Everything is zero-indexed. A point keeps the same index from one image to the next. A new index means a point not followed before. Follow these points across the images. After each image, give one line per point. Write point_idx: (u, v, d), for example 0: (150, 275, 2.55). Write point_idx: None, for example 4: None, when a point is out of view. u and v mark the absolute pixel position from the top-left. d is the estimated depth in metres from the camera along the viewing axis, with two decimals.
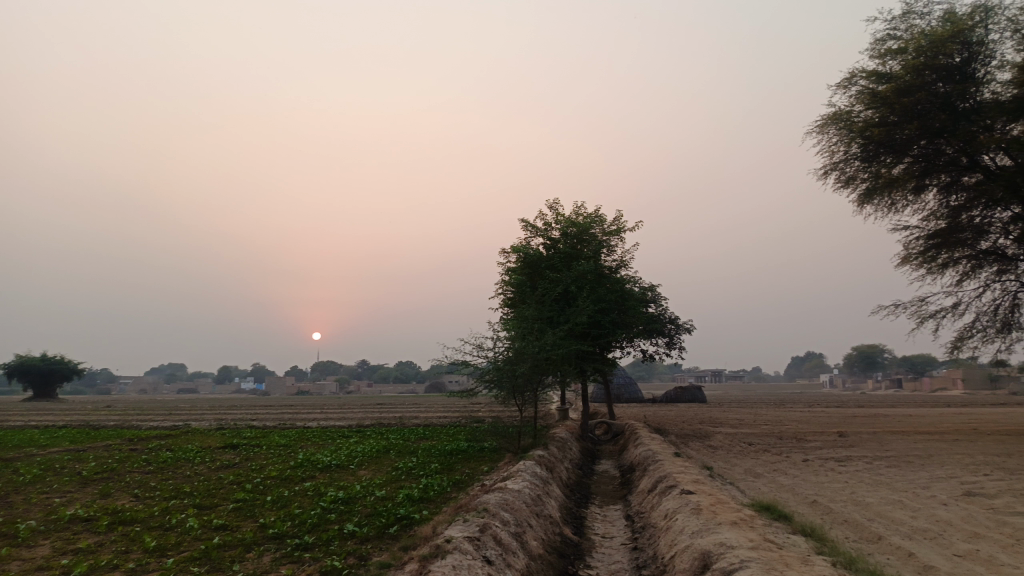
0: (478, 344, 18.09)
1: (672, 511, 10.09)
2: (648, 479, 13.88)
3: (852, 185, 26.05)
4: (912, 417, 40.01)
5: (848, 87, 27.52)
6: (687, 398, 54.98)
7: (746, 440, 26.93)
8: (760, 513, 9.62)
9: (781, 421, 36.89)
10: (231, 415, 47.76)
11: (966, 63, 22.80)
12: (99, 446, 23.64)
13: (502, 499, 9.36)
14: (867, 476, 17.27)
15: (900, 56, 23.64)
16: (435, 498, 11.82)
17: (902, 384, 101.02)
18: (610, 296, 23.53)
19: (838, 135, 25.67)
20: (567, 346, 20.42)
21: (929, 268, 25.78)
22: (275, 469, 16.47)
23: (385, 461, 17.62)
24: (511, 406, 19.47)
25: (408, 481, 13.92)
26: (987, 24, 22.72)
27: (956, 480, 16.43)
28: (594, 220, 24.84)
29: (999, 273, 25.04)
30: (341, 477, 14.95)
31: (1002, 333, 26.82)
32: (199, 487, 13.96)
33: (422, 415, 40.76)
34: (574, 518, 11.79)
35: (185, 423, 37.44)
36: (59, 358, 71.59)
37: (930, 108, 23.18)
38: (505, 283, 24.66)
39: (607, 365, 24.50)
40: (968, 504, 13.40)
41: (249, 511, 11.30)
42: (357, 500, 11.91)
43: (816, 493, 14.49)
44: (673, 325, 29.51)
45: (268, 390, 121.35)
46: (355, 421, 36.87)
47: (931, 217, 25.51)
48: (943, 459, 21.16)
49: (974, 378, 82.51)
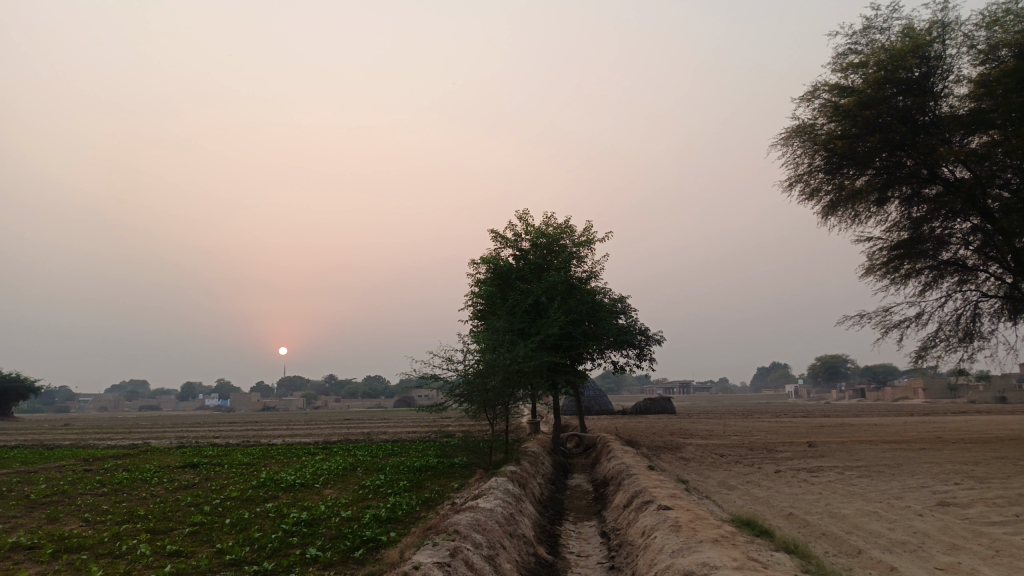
0: (448, 357, 17.66)
1: (650, 528, 9.75)
2: (623, 494, 13.57)
3: (816, 197, 26.26)
4: (878, 427, 40.37)
5: (811, 100, 27.82)
6: (657, 410, 54.99)
7: (718, 451, 26.79)
8: (740, 529, 9.34)
9: (751, 432, 36.95)
10: (193, 433, 46.46)
11: (924, 77, 23.07)
12: (51, 467, 22.67)
13: (474, 519, 8.91)
14: (841, 487, 17.18)
15: (861, 70, 23.90)
16: (404, 518, 11.37)
17: (865, 394, 102.71)
18: (581, 308, 23.31)
19: (802, 147, 25.86)
20: (539, 358, 20.09)
21: (893, 279, 26.01)
22: (236, 489, 15.82)
23: (351, 479, 17.06)
24: (482, 420, 19.05)
25: (376, 500, 13.41)
26: (944, 39, 23.07)
27: (928, 490, 16.40)
28: (564, 230, 24.66)
29: (960, 283, 25.34)
30: (305, 496, 14.38)
31: (964, 342, 27.15)
32: (155, 510, 13.29)
33: (391, 430, 40.12)
34: (548, 537, 11.42)
35: (144, 441, 36.32)
36: (16, 375, 69.49)
37: (891, 122, 23.44)
38: (475, 295, 24.29)
39: (579, 378, 24.23)
40: (943, 514, 13.30)
41: (207, 535, 10.73)
42: (321, 521, 11.39)
43: (792, 505, 14.33)
44: (643, 337, 29.38)
45: (233, 406, 118.99)
46: (322, 437, 36.11)
47: (894, 228, 25.76)
48: (913, 468, 21.21)
49: (934, 387, 84.28)
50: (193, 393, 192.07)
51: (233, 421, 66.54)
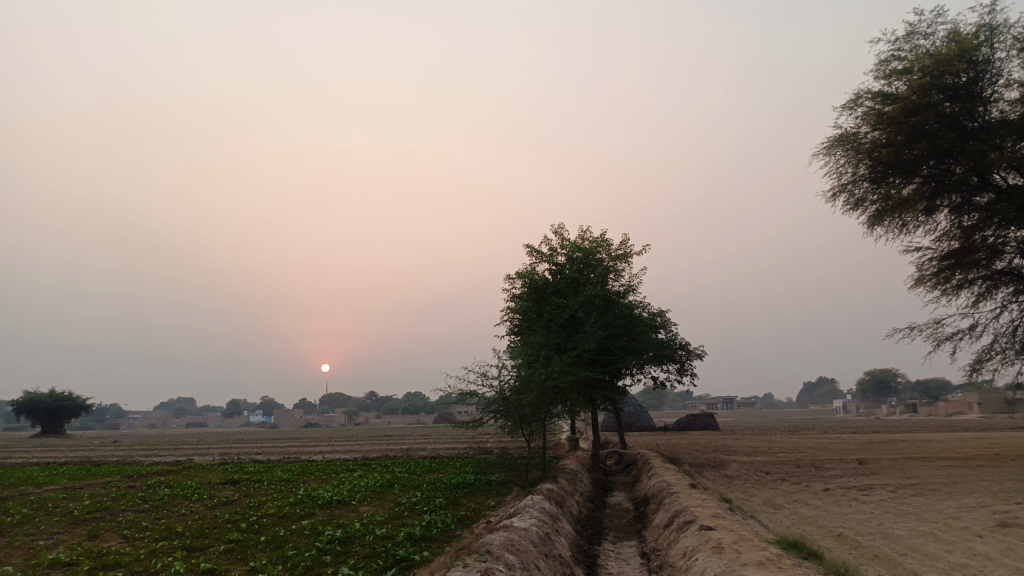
0: (483, 373, 17.48)
1: (692, 550, 9.38)
2: (663, 513, 13.18)
3: (861, 207, 25.54)
4: (931, 443, 38.89)
5: (854, 108, 27.17)
6: (699, 426, 53.94)
7: (762, 469, 26.05)
8: (786, 551, 8.93)
9: (797, 448, 35.90)
10: (237, 449, 47.06)
11: (972, 81, 22.29)
12: (96, 483, 23.06)
13: (507, 540, 8.67)
14: (893, 506, 16.45)
15: (906, 76, 23.24)
16: (438, 537, 11.17)
17: (916, 409, 99.49)
18: (619, 322, 22.97)
19: (845, 156, 25.20)
20: (576, 374, 19.79)
21: (944, 290, 25.08)
22: (273, 506, 15.81)
23: (388, 496, 16.94)
24: (518, 437, 18.78)
25: (411, 518, 13.24)
26: (992, 42, 22.31)
27: (988, 510, 15.61)
28: (600, 244, 24.37)
29: (1016, 293, 24.32)
30: (341, 514, 14.29)
31: (1021, 355, 26.00)
32: (192, 527, 13.32)
33: (429, 447, 39.97)
34: (585, 558, 11.11)
35: (187, 458, 36.79)
36: (67, 393, 71.43)
37: (938, 128, 22.70)
38: (511, 311, 24.12)
39: (618, 393, 23.82)
40: (1005, 536, 12.60)
41: (241, 553, 10.68)
42: (356, 540, 11.25)
43: (842, 525, 13.74)
44: (683, 351, 28.83)
45: (276, 422, 120.47)
46: (361, 454, 36.15)
47: (944, 237, 24.87)
48: (970, 487, 20.27)
49: (990, 401, 81.15)
50: (238, 410, 195.23)
51: (275, 438, 67.30)
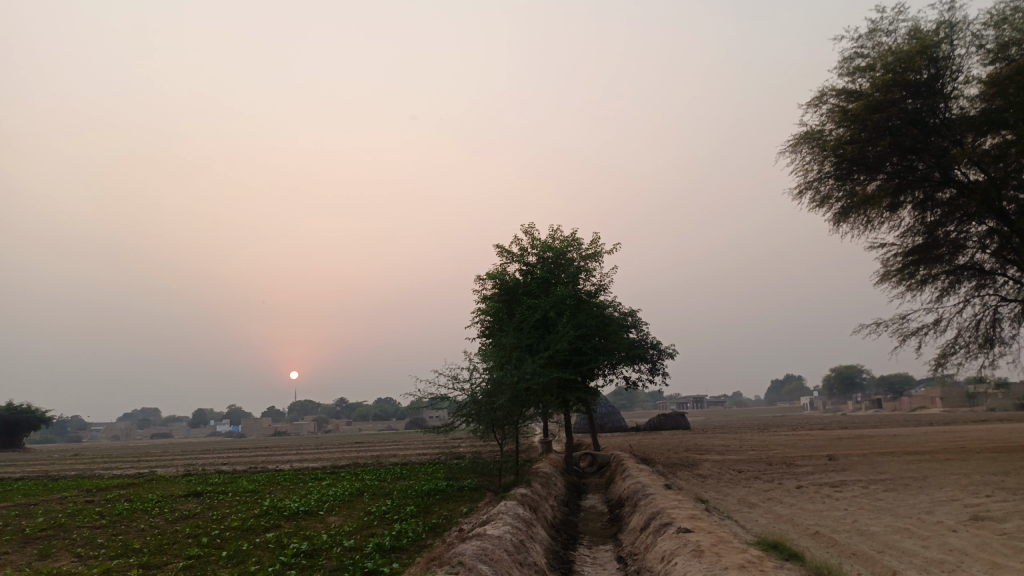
0: (454, 376, 17.08)
1: (670, 553, 9.13)
2: (639, 515, 12.94)
3: (827, 204, 25.70)
4: (898, 438, 39.35)
5: (819, 106, 27.36)
6: (671, 425, 54.08)
7: (735, 467, 26.05)
8: (767, 553, 8.72)
9: (768, 446, 36.10)
10: (202, 459, 46.00)
11: (933, 79, 22.53)
12: (53, 498, 22.18)
13: (480, 549, 8.33)
14: (866, 502, 16.44)
15: (869, 74, 23.40)
16: (409, 546, 10.80)
17: (881, 404, 101.38)
18: (590, 322, 22.77)
19: (811, 154, 25.32)
20: (548, 375, 19.49)
21: (908, 286, 25.32)
22: (236, 519, 15.24)
23: (357, 505, 16.47)
24: (491, 441, 18.43)
25: (381, 528, 12.81)
26: (952, 40, 22.56)
27: (960, 503, 15.64)
28: (571, 244, 24.15)
29: (978, 288, 24.65)
30: (308, 525, 13.80)
31: (984, 348, 26.37)
32: (151, 542, 12.75)
33: (401, 453, 39.42)
34: (560, 564, 10.83)
35: (150, 470, 35.75)
36: (27, 407, 69.46)
37: (901, 126, 22.90)
38: (482, 312, 23.78)
39: (590, 394, 23.61)
40: (979, 530, 12.58)
41: (201, 569, 10.19)
42: (322, 552, 10.80)
43: (818, 523, 13.64)
44: (655, 351, 28.76)
45: (244, 431, 118.40)
46: (331, 462, 35.45)
47: (908, 234, 25.10)
48: (940, 480, 20.41)
49: (952, 395, 82.89)
50: (206, 420, 191.97)
51: (243, 447, 65.97)
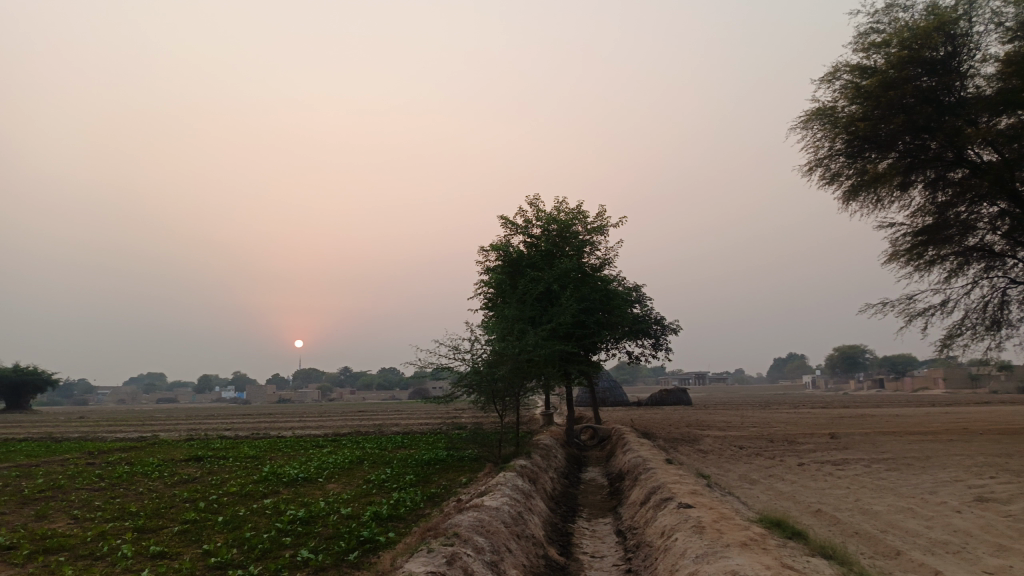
0: (455, 346, 16.89)
1: (670, 529, 8.99)
2: (639, 490, 12.80)
3: (837, 182, 25.27)
4: (899, 418, 39.28)
5: (832, 82, 26.80)
6: (672, 401, 54.11)
7: (736, 444, 25.98)
8: (770, 531, 8.55)
9: (769, 423, 36.05)
10: (205, 425, 46.29)
11: (950, 56, 21.95)
12: (54, 460, 22.16)
13: (476, 521, 8.17)
14: (868, 481, 16.31)
15: (884, 49, 22.84)
16: (406, 516, 10.69)
17: (883, 384, 101.41)
18: (594, 296, 22.55)
19: (822, 130, 24.83)
20: (550, 348, 19.31)
21: (917, 266, 24.96)
22: (234, 484, 15.19)
23: (356, 473, 16.41)
24: (491, 413, 18.29)
25: (379, 496, 12.73)
26: (971, 16, 21.94)
27: (963, 485, 15.49)
28: (576, 216, 23.81)
29: (986, 269, 24.28)
30: (306, 492, 13.73)
31: (991, 331, 26.08)
32: (147, 506, 12.68)
33: (402, 423, 39.50)
34: (558, 537, 10.72)
35: (152, 435, 35.85)
36: (32, 369, 69.70)
37: (915, 103, 22.39)
38: (485, 284, 23.54)
39: (593, 368, 23.44)
40: (983, 511, 12.42)
41: (196, 534, 10.11)
42: (319, 520, 10.70)
43: (819, 501, 13.52)
44: (659, 326, 28.56)
45: (248, 398, 119.16)
46: (333, 430, 35.54)
47: (918, 213, 24.65)
48: (943, 461, 20.26)
49: (955, 377, 82.82)
50: (211, 386, 193.20)
51: (246, 414, 66.28)
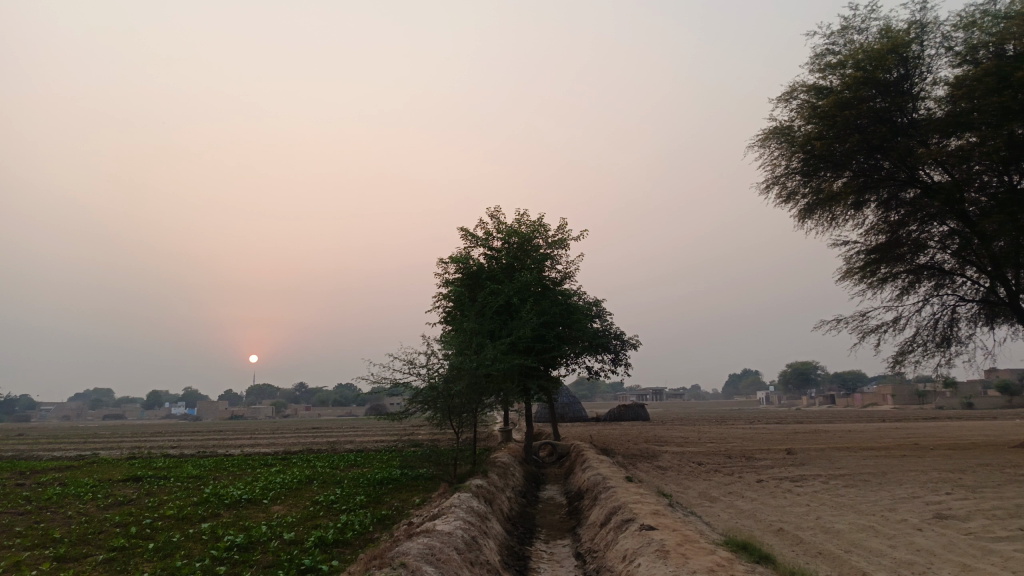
0: (410, 360, 16.25)
1: (632, 552, 8.57)
2: (599, 509, 12.37)
3: (793, 200, 25.47)
4: (852, 433, 39.77)
5: (789, 101, 27.10)
6: (630, 416, 54.03)
7: (695, 460, 25.81)
8: (736, 555, 8.16)
9: (727, 439, 36.06)
10: (151, 443, 44.44)
11: (902, 79, 22.32)
12: None
13: (427, 548, 7.62)
14: (828, 498, 16.17)
15: (840, 70, 23.13)
16: (353, 540, 10.08)
17: (835, 399, 103.39)
18: (554, 310, 22.20)
19: (779, 148, 25.03)
20: (509, 362, 18.84)
21: (870, 283, 25.14)
22: (172, 507, 14.31)
23: (304, 494, 15.64)
24: (447, 429, 17.71)
25: (326, 519, 12.05)
26: (922, 40, 22.34)
27: (921, 501, 15.45)
28: (537, 229, 23.45)
29: (936, 287, 24.62)
30: (249, 515, 12.96)
31: (942, 347, 26.47)
32: (73, 532, 11.79)
33: (358, 439, 38.50)
34: (515, 560, 10.26)
35: (92, 453, 34.20)
36: None
37: (869, 124, 22.68)
38: (443, 297, 22.99)
39: (552, 383, 23.01)
40: (944, 529, 12.30)
41: (124, 563, 9.34)
42: (258, 546, 10.00)
43: (780, 519, 13.29)
44: (618, 341, 28.35)
45: (199, 415, 115.98)
46: (284, 447, 34.39)
47: (872, 231, 24.91)
48: (898, 477, 20.32)
49: (902, 393, 84.83)
50: (159, 402, 187.42)
51: (197, 430, 64.34)
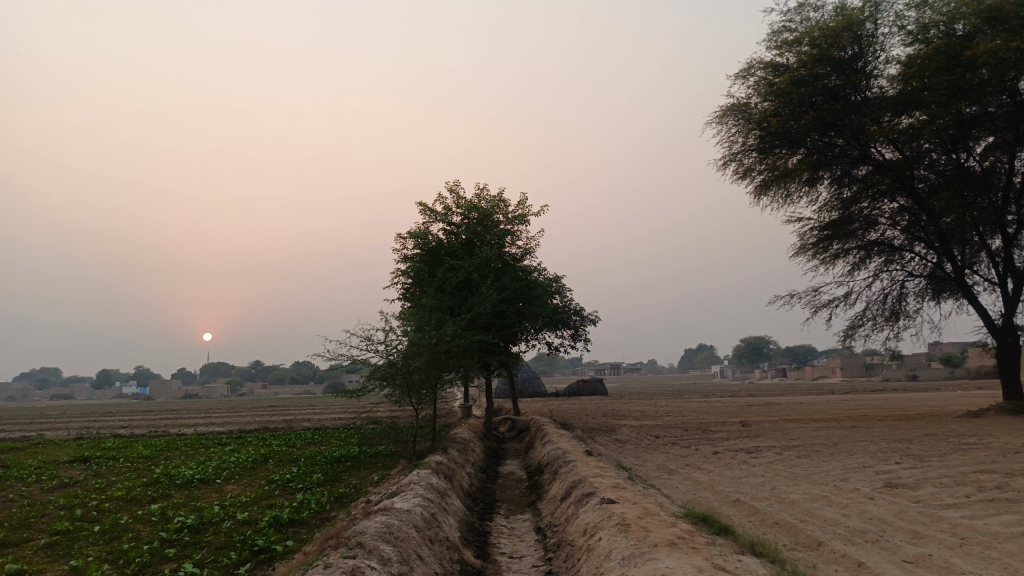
0: (368, 337, 15.91)
1: (593, 526, 8.51)
2: (560, 484, 12.34)
3: (749, 177, 25.64)
4: (803, 406, 40.78)
5: (746, 78, 27.19)
6: (589, 391, 54.50)
7: (653, 433, 26.08)
8: (697, 527, 8.17)
9: (684, 412, 36.59)
10: (100, 423, 43.24)
11: (856, 56, 22.53)
12: None
13: (385, 527, 7.43)
14: (783, 469, 16.44)
15: (796, 47, 23.22)
16: (310, 520, 9.84)
17: (786, 372, 106.06)
18: (515, 286, 22.04)
19: (736, 125, 25.12)
20: (469, 338, 18.65)
21: (822, 259, 25.51)
22: (119, 488, 13.84)
23: (259, 473, 15.30)
24: (406, 406, 17.49)
25: (281, 498, 11.76)
26: (876, 18, 22.52)
27: (872, 470, 15.82)
28: (497, 204, 23.17)
29: (886, 263, 25.11)
30: (201, 496, 12.59)
31: (890, 322, 27.11)
32: (14, 516, 11.29)
33: (316, 417, 38.04)
34: (475, 537, 10.15)
35: (36, 434, 33.10)
36: None
37: (823, 101, 22.84)
38: (402, 273, 22.62)
39: (513, 359, 22.93)
40: (895, 498, 12.58)
41: (67, 548, 8.94)
42: (210, 527, 9.69)
43: (737, 490, 13.45)
44: (578, 317, 28.38)
45: (150, 394, 113.58)
46: (239, 426, 33.76)
47: (825, 208, 25.22)
48: (850, 447, 20.82)
49: (851, 366, 87.38)
50: (110, 381, 182.86)
51: (150, 409, 62.96)
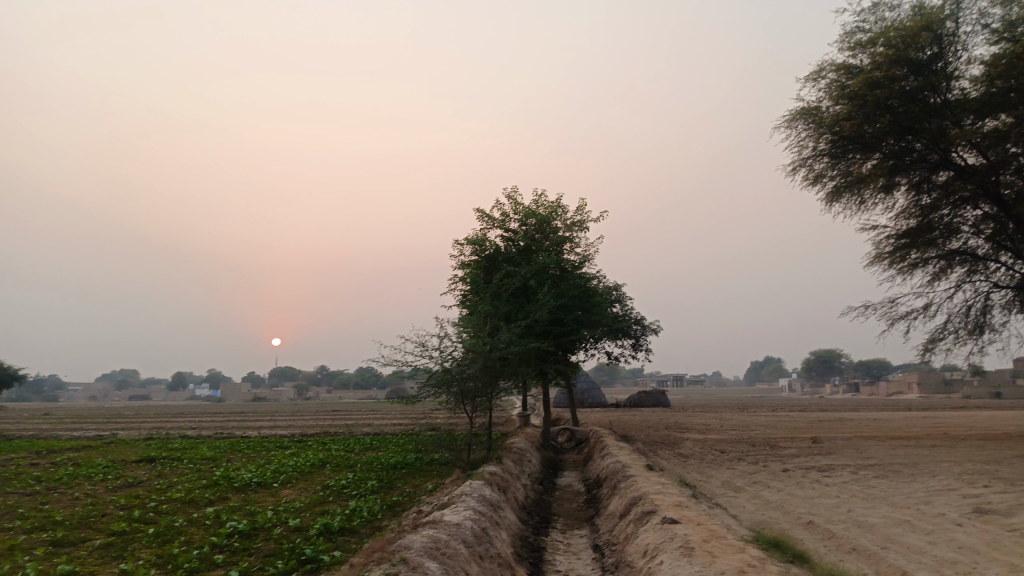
0: (423, 343, 15.76)
1: (654, 548, 8.00)
2: (619, 499, 11.83)
3: (820, 184, 24.51)
4: (877, 421, 38.81)
5: (817, 80, 26.10)
6: (651, 401, 53.38)
7: (717, 448, 25.15)
8: (768, 553, 7.55)
9: (751, 426, 35.31)
10: (171, 423, 44.54)
11: (934, 59, 21.30)
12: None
13: (431, 541, 7.10)
14: (859, 489, 15.47)
15: (870, 49, 22.09)
16: (360, 529, 9.60)
17: (858, 387, 101.81)
18: (573, 293, 21.59)
19: (806, 129, 24.06)
20: (526, 346, 18.30)
21: (899, 268, 24.17)
22: (179, 489, 13.97)
23: (316, 478, 15.28)
24: (462, 414, 17.23)
25: (334, 505, 11.62)
26: (958, 16, 21.22)
27: (957, 493, 14.71)
28: (556, 210, 22.80)
29: (969, 273, 23.58)
30: (257, 499, 12.56)
31: (973, 335, 25.47)
32: (76, 514, 11.45)
33: (377, 423, 38.32)
34: (528, 553, 9.75)
35: (112, 433, 34.30)
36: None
37: (900, 105, 21.60)
38: (459, 280, 22.45)
39: (571, 368, 22.45)
40: (986, 525, 11.59)
41: (118, 550, 8.91)
42: (261, 532, 9.57)
43: (810, 511, 12.65)
44: (639, 326, 27.70)
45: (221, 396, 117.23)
46: (302, 430, 34.19)
47: (902, 216, 23.87)
48: (931, 467, 19.54)
49: (929, 382, 83.21)
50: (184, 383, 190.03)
51: (220, 412, 64.67)
